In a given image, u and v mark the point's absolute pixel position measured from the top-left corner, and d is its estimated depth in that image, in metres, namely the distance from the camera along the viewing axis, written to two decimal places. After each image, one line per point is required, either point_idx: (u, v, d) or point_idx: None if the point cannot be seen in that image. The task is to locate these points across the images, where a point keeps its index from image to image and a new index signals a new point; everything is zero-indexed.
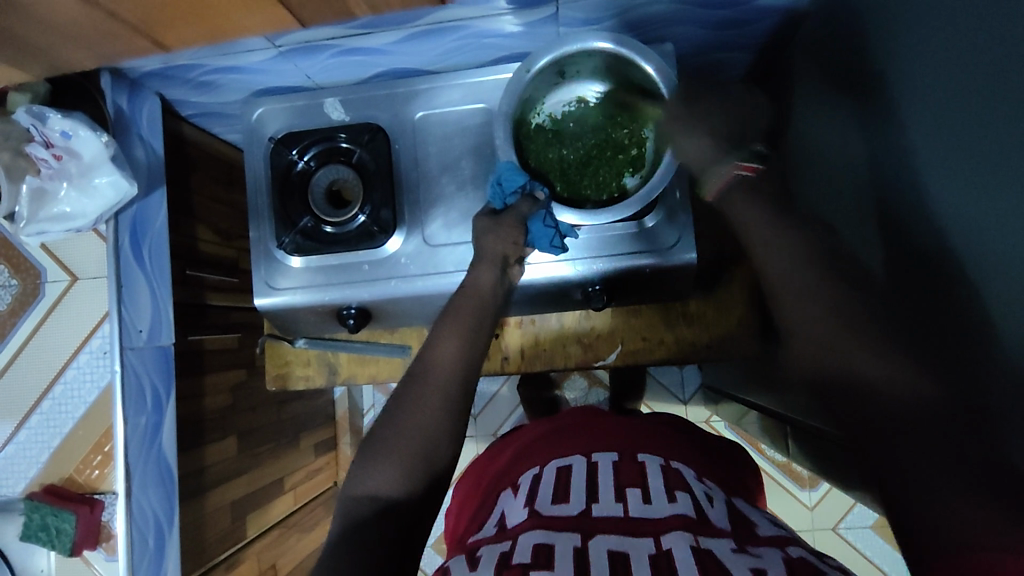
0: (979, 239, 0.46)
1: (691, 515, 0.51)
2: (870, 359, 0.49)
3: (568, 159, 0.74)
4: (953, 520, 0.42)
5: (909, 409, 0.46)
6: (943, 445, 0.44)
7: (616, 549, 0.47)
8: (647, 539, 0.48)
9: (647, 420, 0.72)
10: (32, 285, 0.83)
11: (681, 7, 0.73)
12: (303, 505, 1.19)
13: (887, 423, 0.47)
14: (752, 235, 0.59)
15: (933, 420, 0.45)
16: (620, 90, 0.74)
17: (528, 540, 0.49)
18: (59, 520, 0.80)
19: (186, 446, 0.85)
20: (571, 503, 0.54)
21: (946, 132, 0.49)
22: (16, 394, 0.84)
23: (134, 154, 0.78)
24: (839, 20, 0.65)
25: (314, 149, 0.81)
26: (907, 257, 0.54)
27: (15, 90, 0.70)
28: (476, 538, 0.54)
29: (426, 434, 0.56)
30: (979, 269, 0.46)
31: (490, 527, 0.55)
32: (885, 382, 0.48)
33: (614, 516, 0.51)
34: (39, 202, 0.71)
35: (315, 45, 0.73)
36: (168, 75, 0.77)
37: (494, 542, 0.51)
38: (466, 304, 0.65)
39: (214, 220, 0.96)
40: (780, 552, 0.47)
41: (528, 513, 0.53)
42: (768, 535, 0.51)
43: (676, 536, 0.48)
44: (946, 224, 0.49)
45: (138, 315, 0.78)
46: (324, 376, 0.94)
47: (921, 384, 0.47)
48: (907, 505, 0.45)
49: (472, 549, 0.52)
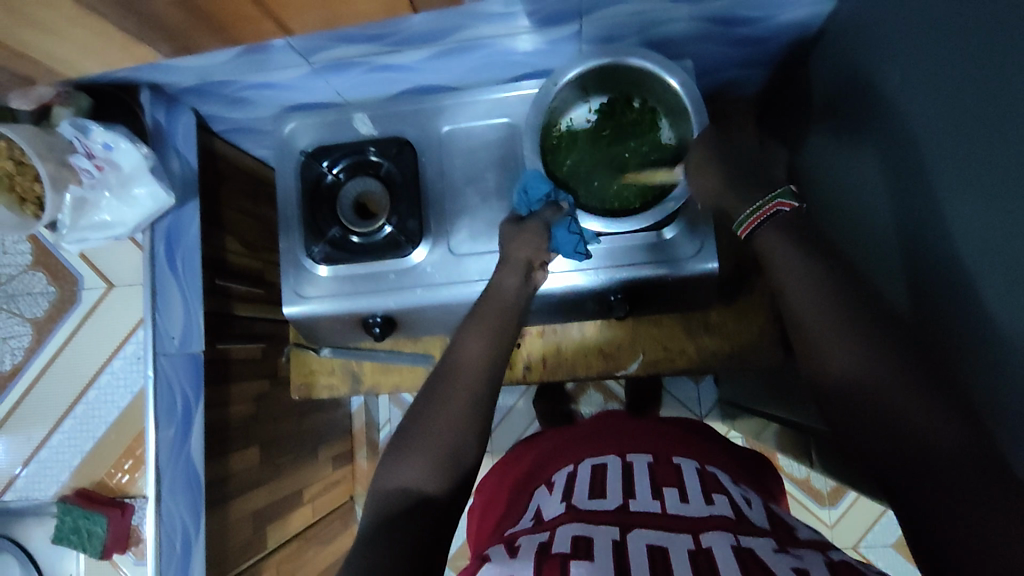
0: (1006, 238, 0.48)
1: (730, 517, 0.52)
2: (898, 392, 0.50)
3: (601, 182, 0.75)
4: (958, 513, 0.45)
5: (937, 446, 0.48)
6: (952, 446, 0.47)
7: (655, 543, 0.48)
8: (686, 535, 0.49)
9: (667, 424, 0.73)
10: (69, 292, 0.85)
11: (700, 25, 0.76)
12: (322, 518, 1.19)
13: (895, 429, 0.50)
14: (772, 241, 0.59)
15: (951, 427, 0.48)
16: (638, 104, 0.76)
17: (567, 531, 0.50)
18: (90, 523, 0.81)
19: (212, 453, 0.86)
20: (608, 498, 0.55)
21: (980, 140, 0.50)
22: (49, 400, 0.86)
23: (170, 165, 0.81)
24: (860, 36, 0.67)
25: (344, 162, 0.84)
26: (939, 267, 0.57)
27: (59, 104, 0.72)
28: (514, 529, 0.55)
29: (455, 431, 0.57)
30: (1009, 268, 0.48)
31: (527, 522, 0.56)
32: (911, 419, 0.49)
33: (651, 511, 0.52)
34: (81, 211, 0.74)
35: (346, 62, 0.76)
36: (204, 91, 0.79)
37: (534, 531, 0.52)
38: (493, 306, 0.65)
39: (242, 232, 0.98)
40: (823, 555, 0.48)
41: (565, 507, 0.54)
42: (808, 539, 0.51)
43: (716, 536, 0.49)
44: (980, 228, 0.51)
45: (169, 321, 0.80)
46: (348, 384, 0.96)
47: (948, 421, 0.48)
48: (915, 505, 0.48)
49: (510, 539, 0.53)
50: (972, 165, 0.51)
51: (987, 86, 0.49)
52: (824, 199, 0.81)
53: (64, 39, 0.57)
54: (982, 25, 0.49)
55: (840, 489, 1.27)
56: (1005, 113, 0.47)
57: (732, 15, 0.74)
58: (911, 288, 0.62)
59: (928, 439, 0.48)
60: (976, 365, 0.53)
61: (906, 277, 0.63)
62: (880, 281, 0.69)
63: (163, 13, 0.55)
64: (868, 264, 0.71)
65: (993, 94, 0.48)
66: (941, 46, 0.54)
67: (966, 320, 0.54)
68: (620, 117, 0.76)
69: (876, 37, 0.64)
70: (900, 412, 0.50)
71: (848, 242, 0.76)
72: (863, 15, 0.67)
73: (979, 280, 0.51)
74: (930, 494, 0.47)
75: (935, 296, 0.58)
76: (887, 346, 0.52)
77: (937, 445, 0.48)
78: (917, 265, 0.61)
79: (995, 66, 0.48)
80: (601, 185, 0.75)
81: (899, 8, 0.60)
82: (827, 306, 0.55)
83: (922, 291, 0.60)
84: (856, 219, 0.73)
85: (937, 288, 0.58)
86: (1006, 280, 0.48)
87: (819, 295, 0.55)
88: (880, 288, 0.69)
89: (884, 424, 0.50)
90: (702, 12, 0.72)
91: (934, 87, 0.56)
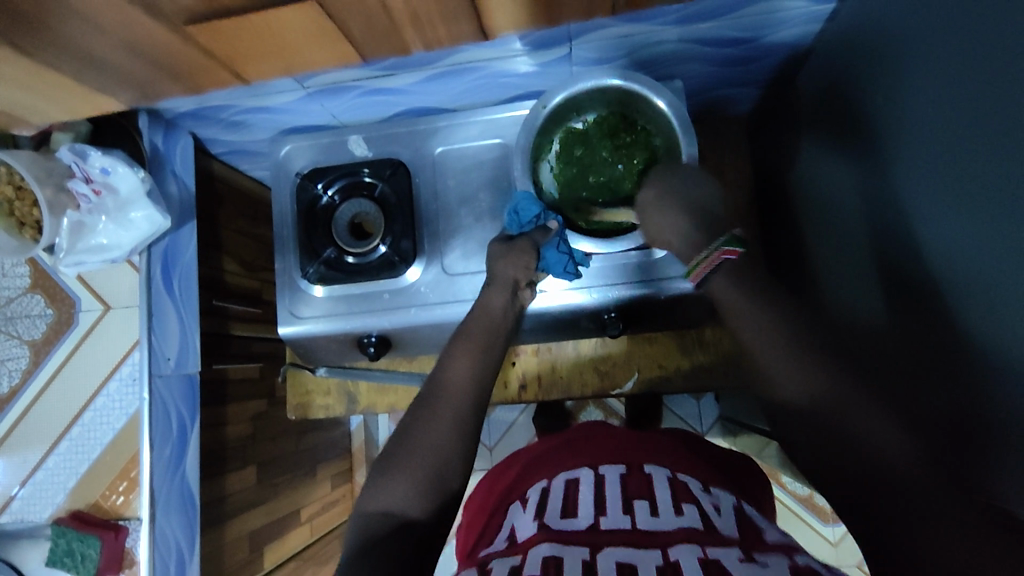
0: (988, 257, 0.49)
1: (698, 527, 0.52)
2: (861, 419, 0.51)
3: (579, 201, 0.76)
4: (923, 535, 0.45)
5: (903, 473, 0.48)
6: (915, 469, 0.48)
7: (625, 560, 0.48)
8: (657, 549, 0.49)
9: (650, 432, 0.73)
10: (67, 314, 0.86)
11: (688, 45, 0.76)
12: (320, 538, 1.19)
13: (860, 458, 0.50)
14: (724, 287, 0.60)
15: (907, 457, 0.48)
16: (613, 116, 0.76)
17: (538, 553, 0.50)
18: (84, 545, 0.81)
19: (208, 475, 0.86)
20: (579, 518, 0.55)
21: (967, 161, 0.51)
22: (46, 422, 0.86)
23: (168, 189, 0.82)
24: (848, 57, 0.68)
25: (338, 183, 0.85)
26: (912, 286, 0.58)
27: (59, 130, 0.74)
28: (486, 551, 0.56)
29: (440, 453, 0.57)
30: (988, 288, 0.49)
31: (501, 542, 0.56)
32: (877, 444, 0.50)
33: (622, 528, 0.52)
34: (78, 235, 0.75)
35: (341, 87, 0.77)
36: (202, 116, 0.81)
37: (505, 555, 0.52)
38: (480, 326, 0.65)
39: (239, 252, 0.99)
40: (787, 561, 0.49)
41: (536, 528, 0.54)
42: (776, 543, 0.52)
43: (684, 548, 0.49)
44: (960, 249, 0.52)
45: (167, 344, 0.81)
46: (344, 404, 0.97)
47: (908, 443, 0.49)
48: (874, 530, 0.48)
49: (483, 563, 0.53)
50: (958, 183, 0.52)
51: (973, 105, 0.49)
52: (810, 214, 0.81)
53: (44, 91, 0.57)
54: (965, 47, 0.50)
55: (842, 508, 1.25)
56: (997, 130, 0.47)
57: (721, 36, 0.74)
58: (885, 305, 0.63)
59: (893, 468, 0.48)
60: (944, 382, 0.54)
61: (880, 293, 0.64)
62: (855, 293, 0.70)
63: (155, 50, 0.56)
64: (844, 279, 0.72)
65: (981, 112, 0.48)
66: (925, 66, 0.55)
67: (941, 335, 0.54)
68: (597, 134, 0.76)
69: (864, 58, 0.65)
70: (865, 434, 0.50)
71: (828, 259, 0.77)
72: (850, 35, 0.67)
73: (963, 297, 0.51)
74: (894, 521, 0.47)
75: (906, 313, 0.59)
76: (843, 374, 0.53)
77: (899, 470, 0.48)
78: (890, 281, 0.62)
79: (980, 86, 0.48)
80: (577, 202, 0.76)
81: (883, 28, 0.61)
82: (786, 343, 0.55)
83: (895, 307, 0.61)
84: (839, 235, 0.73)
85: (909, 305, 0.59)
86: (983, 298, 0.49)
87: (774, 336, 0.56)
88: (854, 308, 0.69)
89: (847, 454, 0.51)
90: (690, 33, 0.73)
91: (917, 106, 0.56)
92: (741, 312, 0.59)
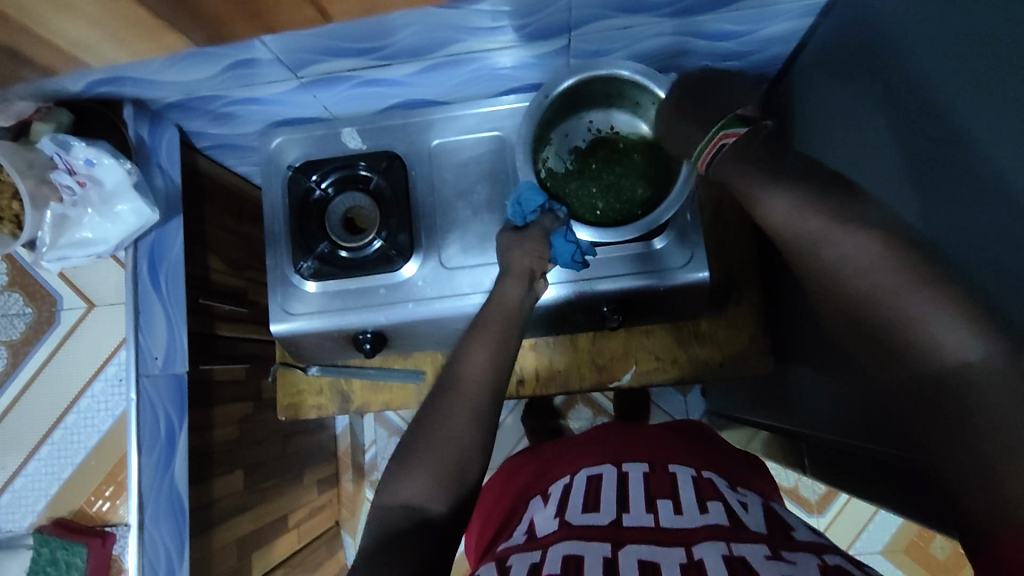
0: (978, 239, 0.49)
1: (724, 523, 0.52)
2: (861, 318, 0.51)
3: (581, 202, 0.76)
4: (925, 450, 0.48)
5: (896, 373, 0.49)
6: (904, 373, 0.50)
7: (646, 558, 0.48)
8: (679, 549, 0.49)
9: (659, 429, 0.74)
10: (47, 313, 0.81)
11: (683, 39, 0.77)
12: (307, 544, 1.16)
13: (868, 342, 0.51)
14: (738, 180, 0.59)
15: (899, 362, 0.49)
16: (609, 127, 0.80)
17: (557, 551, 0.50)
18: (69, 553, 0.76)
19: (196, 479, 0.83)
20: (602, 513, 0.55)
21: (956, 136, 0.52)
22: (24, 428, 0.81)
23: (153, 181, 0.79)
24: (841, 48, 0.69)
25: (333, 176, 0.83)
26: None
27: (39, 120, 0.71)
28: (506, 545, 0.55)
29: (450, 443, 0.56)
30: (986, 267, 0.48)
31: (519, 537, 0.56)
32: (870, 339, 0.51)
33: (646, 526, 0.53)
34: (61, 229, 0.72)
35: (335, 77, 0.75)
36: (189, 106, 0.78)
37: (525, 550, 0.52)
38: (492, 317, 0.64)
39: (225, 251, 0.96)
40: (817, 559, 0.48)
41: (559, 523, 0.54)
42: (805, 540, 0.52)
43: (709, 546, 0.49)
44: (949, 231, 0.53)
45: (154, 342, 0.78)
46: (337, 404, 0.94)
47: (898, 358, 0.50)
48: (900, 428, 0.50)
49: (501, 558, 0.52)
50: (945, 167, 0.53)
51: (958, 88, 0.51)
52: None
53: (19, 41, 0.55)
54: (949, 28, 0.51)
55: (828, 496, 1.28)
56: (984, 111, 0.48)
57: (715, 28, 0.75)
58: None
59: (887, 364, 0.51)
60: None
61: None
62: None
63: (142, 6, 0.54)
64: None
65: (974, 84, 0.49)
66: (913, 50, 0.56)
67: None
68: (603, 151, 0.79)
69: (857, 47, 0.66)
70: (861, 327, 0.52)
71: None
72: (843, 26, 0.69)
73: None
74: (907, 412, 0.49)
75: None
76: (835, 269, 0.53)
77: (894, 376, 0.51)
78: None
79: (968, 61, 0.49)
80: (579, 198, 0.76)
81: (875, 18, 0.62)
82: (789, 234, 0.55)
83: None
84: None
85: None
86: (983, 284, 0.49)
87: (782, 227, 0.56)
88: None
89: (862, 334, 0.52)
90: (685, 26, 0.74)
91: (908, 94, 0.58)
92: (835, 236, 0.51)
